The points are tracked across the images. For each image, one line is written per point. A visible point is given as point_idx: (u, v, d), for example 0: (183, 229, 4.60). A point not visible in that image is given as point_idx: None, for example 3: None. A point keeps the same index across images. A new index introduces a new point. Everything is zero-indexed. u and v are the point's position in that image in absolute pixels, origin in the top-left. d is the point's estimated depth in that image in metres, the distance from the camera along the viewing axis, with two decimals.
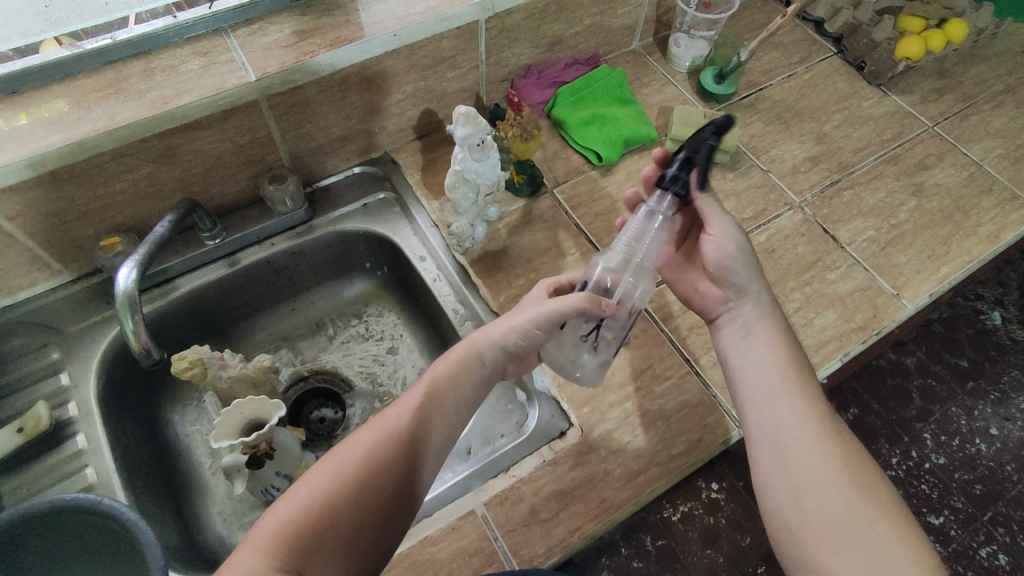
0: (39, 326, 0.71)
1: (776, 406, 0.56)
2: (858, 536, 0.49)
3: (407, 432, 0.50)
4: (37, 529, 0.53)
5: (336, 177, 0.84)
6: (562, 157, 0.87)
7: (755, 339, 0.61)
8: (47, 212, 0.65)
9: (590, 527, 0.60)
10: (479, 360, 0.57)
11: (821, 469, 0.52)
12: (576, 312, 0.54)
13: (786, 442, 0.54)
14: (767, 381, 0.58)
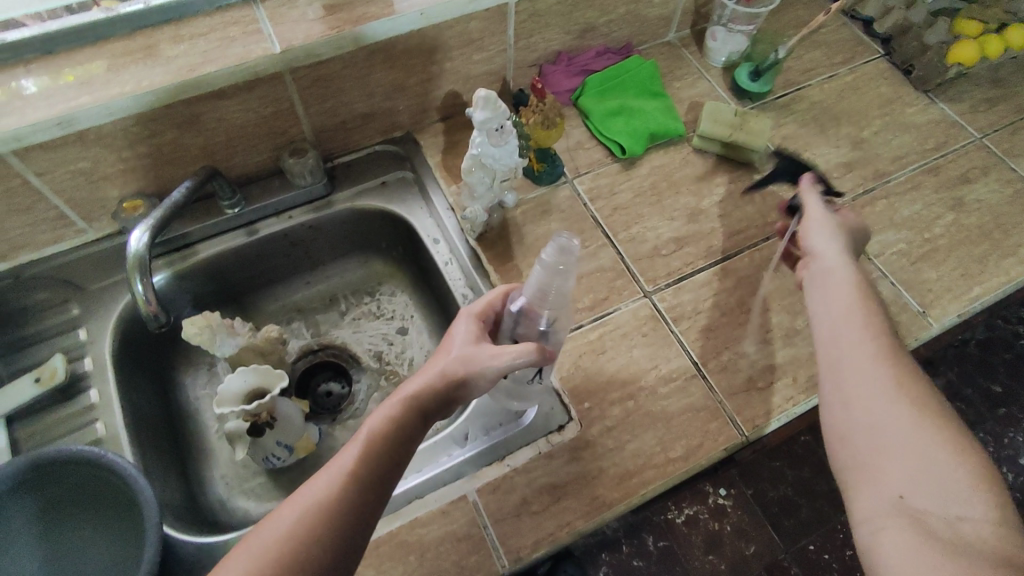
0: (62, 282, 0.74)
1: (850, 336, 0.52)
2: (919, 449, 0.45)
3: (342, 496, 0.45)
4: (43, 478, 0.56)
5: (357, 154, 0.84)
6: (586, 147, 0.85)
7: (833, 280, 0.57)
8: (74, 171, 0.67)
9: (580, 524, 0.60)
10: (426, 411, 0.51)
11: (886, 385, 0.48)
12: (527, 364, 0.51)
13: (846, 364, 0.51)
14: (845, 318, 0.53)
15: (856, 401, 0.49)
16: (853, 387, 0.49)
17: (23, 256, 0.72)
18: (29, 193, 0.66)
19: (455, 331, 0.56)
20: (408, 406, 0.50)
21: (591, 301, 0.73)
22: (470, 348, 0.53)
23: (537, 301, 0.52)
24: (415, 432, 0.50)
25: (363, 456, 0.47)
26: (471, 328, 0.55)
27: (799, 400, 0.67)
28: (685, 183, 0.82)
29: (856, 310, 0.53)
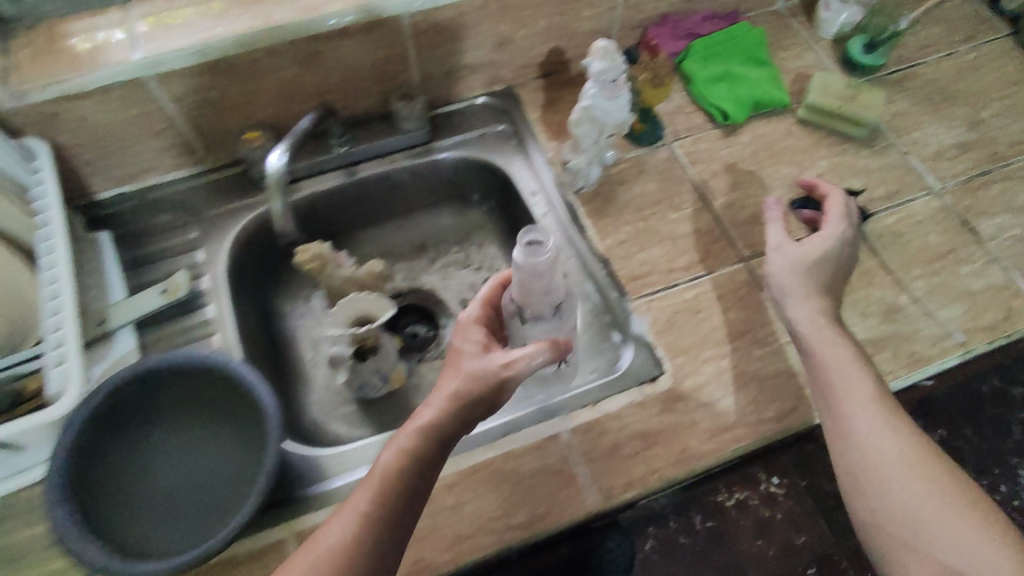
0: (181, 208, 0.78)
1: (858, 424, 0.56)
2: (958, 533, 0.50)
3: (349, 548, 0.48)
4: (169, 378, 0.59)
5: (458, 104, 0.85)
6: (686, 112, 0.84)
7: (830, 355, 0.60)
8: (204, 100, 0.71)
9: (671, 471, 0.62)
10: (438, 443, 0.52)
11: (908, 470, 0.53)
12: (542, 360, 0.55)
13: (867, 443, 0.55)
14: (844, 404, 0.57)
15: (883, 495, 0.53)
16: (873, 478, 0.54)
17: (148, 179, 0.77)
18: (162, 118, 0.71)
19: (458, 346, 0.57)
20: (421, 436, 0.51)
21: (688, 262, 0.74)
22: (479, 360, 0.54)
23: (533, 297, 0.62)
24: (435, 457, 0.52)
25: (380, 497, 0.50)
26: (473, 337, 0.57)
27: (899, 374, 0.66)
28: (788, 153, 0.80)
29: (868, 399, 0.57)
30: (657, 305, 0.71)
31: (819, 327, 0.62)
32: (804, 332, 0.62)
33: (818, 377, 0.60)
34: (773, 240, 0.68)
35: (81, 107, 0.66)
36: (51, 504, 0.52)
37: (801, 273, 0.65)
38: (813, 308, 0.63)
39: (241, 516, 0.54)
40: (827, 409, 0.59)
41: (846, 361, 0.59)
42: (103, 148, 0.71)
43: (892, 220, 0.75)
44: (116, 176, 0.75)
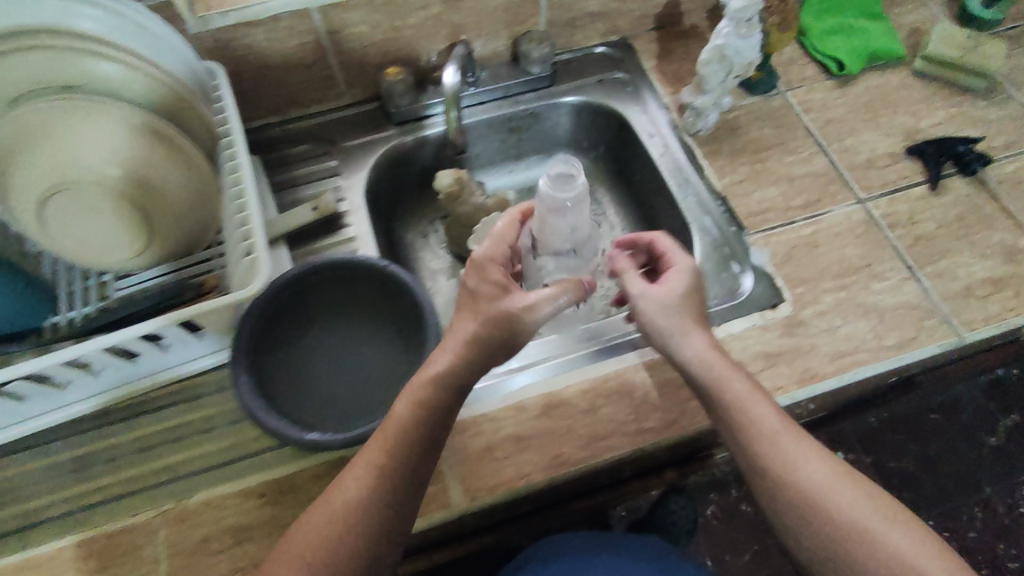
0: (320, 138, 0.84)
1: (778, 461, 0.54)
2: (856, 510, 0.51)
3: (361, 502, 0.52)
4: (336, 277, 0.69)
5: (576, 53, 0.90)
6: (799, 63, 0.86)
7: (725, 387, 0.57)
8: (355, 35, 0.76)
9: (794, 387, 0.66)
10: (454, 394, 0.56)
11: (802, 459, 0.54)
12: (566, 300, 0.59)
13: (764, 440, 0.55)
14: (761, 440, 0.55)
15: (811, 528, 0.52)
16: (799, 513, 0.52)
17: (291, 111, 0.84)
18: (317, 50, 0.77)
19: (482, 288, 0.58)
20: (435, 386, 0.55)
21: (804, 201, 0.76)
22: (512, 298, 0.58)
23: (555, 235, 0.64)
24: (449, 407, 0.56)
25: (389, 453, 0.53)
26: (495, 277, 0.58)
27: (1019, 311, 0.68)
28: (903, 104, 0.82)
29: (780, 433, 0.55)
30: (776, 240, 0.74)
31: (712, 359, 0.58)
32: (692, 370, 0.58)
33: (726, 413, 0.57)
34: (633, 286, 0.62)
35: (251, 36, 0.72)
36: (234, 375, 0.61)
37: (669, 315, 0.60)
38: (701, 339, 0.59)
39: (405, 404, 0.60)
40: (739, 445, 0.56)
41: (744, 396, 0.56)
42: (260, 78, 0.77)
43: (1009, 168, 0.77)
44: (264, 108, 0.82)
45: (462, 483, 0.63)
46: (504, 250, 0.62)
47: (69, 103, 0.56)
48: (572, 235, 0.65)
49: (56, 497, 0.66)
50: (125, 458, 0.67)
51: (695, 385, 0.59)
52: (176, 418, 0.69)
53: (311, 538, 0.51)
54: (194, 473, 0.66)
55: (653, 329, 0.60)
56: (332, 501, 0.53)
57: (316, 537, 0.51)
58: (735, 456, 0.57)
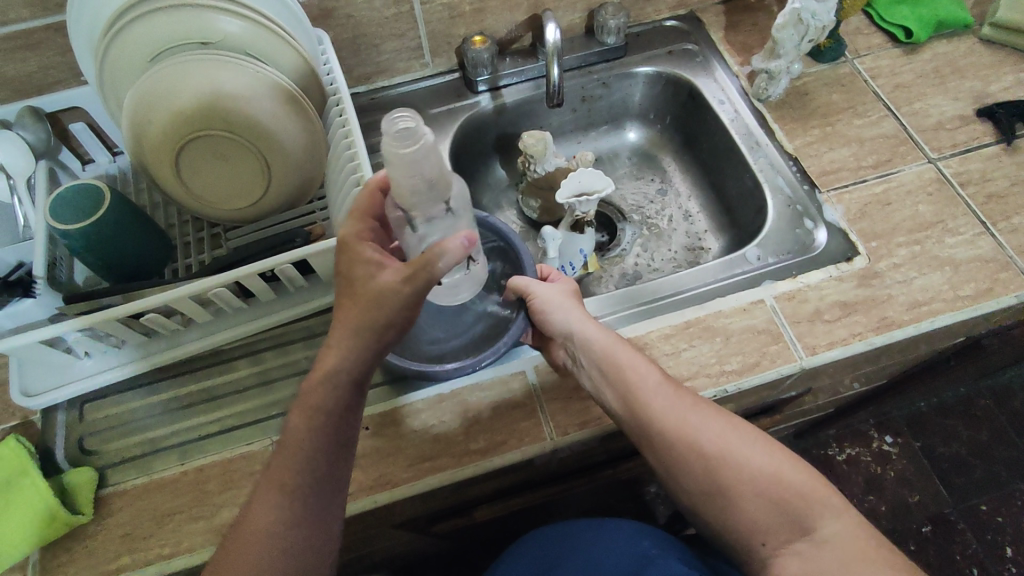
0: (405, 106, 0.89)
1: (660, 409, 0.60)
2: (729, 439, 0.60)
3: (274, 520, 0.53)
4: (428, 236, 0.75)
5: (646, 26, 0.94)
6: (865, 33, 0.89)
7: (601, 347, 0.63)
8: (444, 5, 0.81)
9: (872, 334, 0.68)
10: (344, 390, 0.54)
11: (682, 403, 0.60)
12: (447, 264, 0.50)
13: (647, 393, 0.61)
14: (638, 391, 0.61)
15: (686, 460, 0.60)
16: (677, 448, 0.60)
17: (377, 81, 0.89)
18: (409, 19, 0.82)
19: (355, 270, 0.53)
20: (326, 385, 0.54)
21: (875, 161, 0.79)
22: (387, 274, 0.52)
23: (404, 188, 0.49)
24: (344, 403, 0.55)
25: (288, 467, 0.54)
26: (365, 253, 0.53)
27: None
28: (971, 70, 0.84)
29: (654, 382, 0.61)
30: (849, 197, 0.77)
31: (598, 334, 0.64)
32: (576, 349, 0.64)
33: (608, 371, 0.62)
34: (525, 281, 0.67)
35: (352, 4, 0.77)
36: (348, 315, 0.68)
37: (559, 303, 0.66)
38: (586, 319, 0.65)
39: (508, 339, 0.66)
40: (614, 396, 0.62)
41: (619, 354, 0.62)
42: (355, 46, 0.83)
43: None
44: (354, 77, 0.88)
45: (553, 420, 0.66)
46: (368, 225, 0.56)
47: (175, 63, 0.62)
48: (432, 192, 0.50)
49: (175, 428, 0.71)
50: (235, 393, 0.72)
51: (575, 355, 0.64)
52: (281, 358, 0.74)
53: (237, 563, 0.52)
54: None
55: (545, 315, 0.66)
56: (247, 525, 0.54)
57: (241, 559, 0.52)
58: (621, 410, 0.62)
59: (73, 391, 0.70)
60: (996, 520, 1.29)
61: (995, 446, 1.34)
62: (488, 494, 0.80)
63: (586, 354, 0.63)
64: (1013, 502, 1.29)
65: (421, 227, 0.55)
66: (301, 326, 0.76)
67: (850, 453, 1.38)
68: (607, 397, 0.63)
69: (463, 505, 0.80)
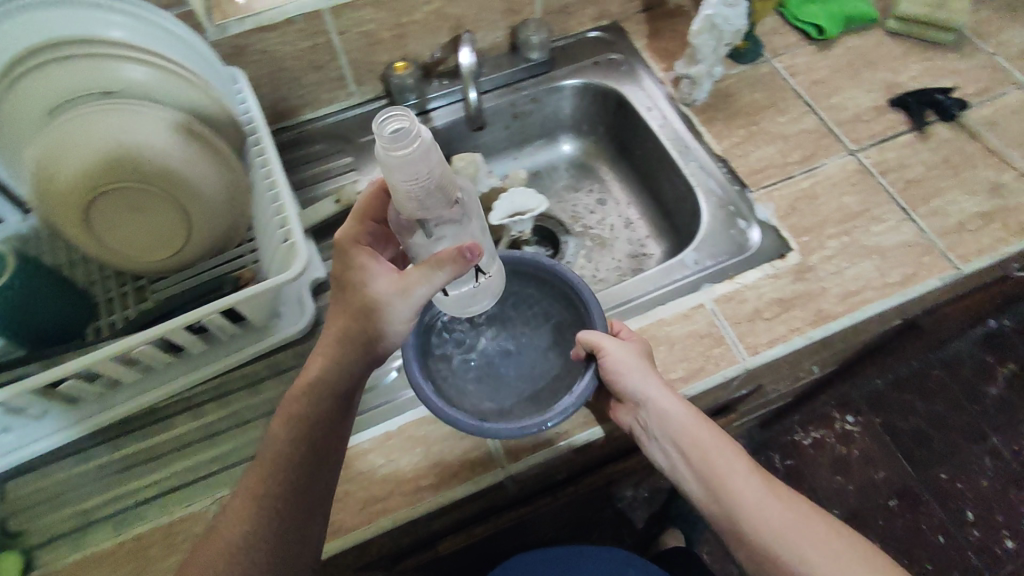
0: (335, 137, 0.88)
1: (751, 510, 0.61)
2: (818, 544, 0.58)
3: (246, 519, 0.55)
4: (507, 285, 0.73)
5: (571, 39, 0.94)
6: (780, 32, 0.92)
7: (686, 432, 0.62)
8: (363, 33, 0.80)
9: (810, 329, 0.68)
10: (324, 396, 0.56)
11: (766, 497, 0.61)
12: (445, 278, 0.50)
13: (730, 481, 0.62)
14: (727, 487, 0.62)
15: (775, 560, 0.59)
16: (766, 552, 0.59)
17: (304, 114, 0.88)
18: (328, 50, 0.81)
19: (349, 276, 0.55)
20: (308, 392, 0.56)
21: (800, 157, 0.81)
22: (382, 281, 0.54)
23: (401, 193, 0.45)
24: (325, 411, 0.56)
25: (271, 467, 0.56)
26: (360, 260, 0.55)
27: (1010, 241, 0.72)
28: (882, 61, 0.87)
29: (746, 482, 0.62)
30: (778, 195, 0.78)
31: (678, 412, 0.62)
32: (649, 421, 0.63)
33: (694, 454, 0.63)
34: (596, 337, 0.63)
35: (266, 40, 0.76)
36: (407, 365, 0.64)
37: (631, 368, 0.62)
38: (665, 391, 0.63)
39: (575, 399, 0.61)
40: (698, 484, 0.64)
41: (706, 441, 0.63)
42: (276, 81, 0.82)
43: (987, 111, 0.81)
44: (279, 112, 0.86)
45: (502, 446, 0.65)
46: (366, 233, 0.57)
47: (74, 115, 0.58)
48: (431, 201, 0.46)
49: (110, 496, 0.67)
50: (175, 451, 0.69)
51: (650, 428, 0.64)
52: (222, 409, 0.72)
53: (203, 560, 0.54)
54: (238, 461, 0.68)
55: (612, 375, 0.62)
56: (223, 524, 0.55)
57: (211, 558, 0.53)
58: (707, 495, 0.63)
59: (12, 461, 0.65)
60: (957, 487, 1.33)
61: (950, 416, 1.38)
62: (453, 524, 0.78)
63: (663, 431, 0.63)
64: (971, 469, 1.34)
65: (430, 233, 0.52)
66: (242, 373, 0.73)
67: (815, 436, 1.41)
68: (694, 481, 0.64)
69: (429, 539, 0.79)
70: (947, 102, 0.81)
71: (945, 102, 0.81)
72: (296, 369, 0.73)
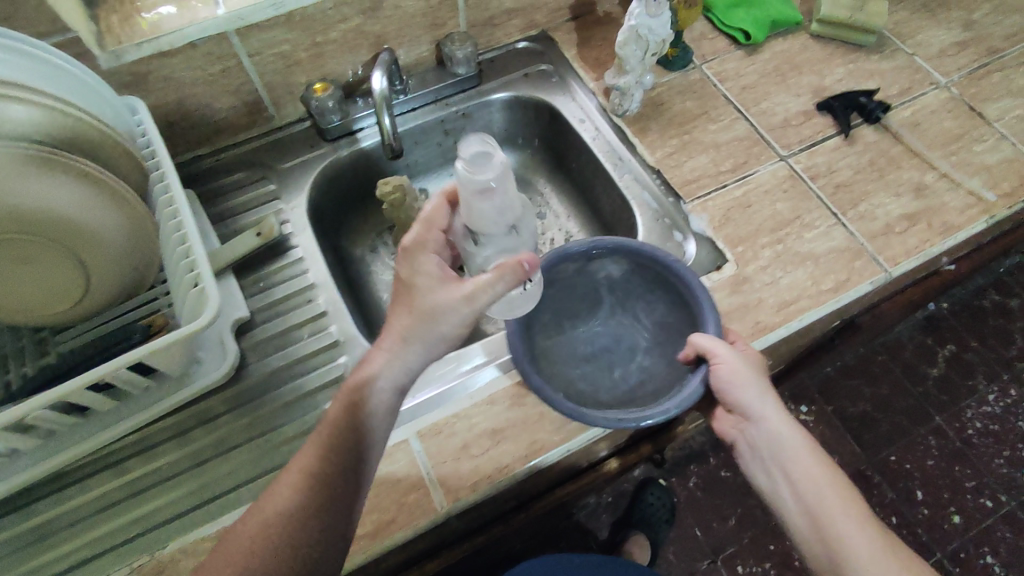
0: (255, 164, 0.84)
1: (852, 551, 0.58)
2: None
3: (296, 503, 0.52)
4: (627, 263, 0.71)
5: (500, 51, 0.92)
6: (709, 38, 0.92)
7: (795, 456, 0.63)
8: (276, 54, 0.76)
9: (748, 342, 0.68)
10: (381, 388, 0.55)
11: (864, 535, 0.58)
12: (503, 286, 0.52)
13: (826, 510, 0.60)
14: (831, 522, 0.60)
15: None
16: None
17: (221, 141, 0.83)
18: (240, 73, 0.76)
19: (416, 281, 0.56)
20: (365, 385, 0.55)
21: (732, 165, 0.80)
22: (443, 289, 0.55)
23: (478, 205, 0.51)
24: (381, 406, 0.55)
25: (323, 453, 0.53)
26: (427, 265, 0.56)
27: (936, 241, 0.73)
28: (807, 65, 0.88)
29: (855, 526, 0.59)
30: (712, 205, 0.78)
31: (789, 437, 0.64)
32: (756, 438, 0.66)
33: (792, 470, 0.63)
34: (712, 344, 0.62)
35: (169, 65, 0.71)
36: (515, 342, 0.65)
37: (746, 378, 0.63)
38: (777, 414, 0.65)
39: (678, 403, 0.62)
40: (798, 510, 0.62)
41: (818, 474, 0.62)
42: (186, 108, 0.77)
43: (908, 112, 0.83)
44: (192, 140, 0.81)
45: (442, 486, 0.62)
46: (433, 235, 0.57)
47: None
48: (504, 216, 0.53)
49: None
50: (84, 520, 0.63)
51: (754, 444, 0.67)
52: (139, 467, 0.66)
53: (244, 546, 0.51)
54: (157, 525, 0.62)
55: (724, 381, 0.63)
56: (269, 506, 0.53)
57: (254, 542, 0.51)
58: (800, 521, 0.62)
59: None
60: (906, 468, 1.37)
61: (896, 400, 1.42)
62: (403, 563, 0.75)
63: (767, 447, 0.65)
64: (917, 449, 1.37)
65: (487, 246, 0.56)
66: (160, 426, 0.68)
67: None
68: (791, 505, 0.63)
69: None
70: (869, 105, 0.82)
71: (869, 105, 0.82)
72: (223, 417, 0.68)
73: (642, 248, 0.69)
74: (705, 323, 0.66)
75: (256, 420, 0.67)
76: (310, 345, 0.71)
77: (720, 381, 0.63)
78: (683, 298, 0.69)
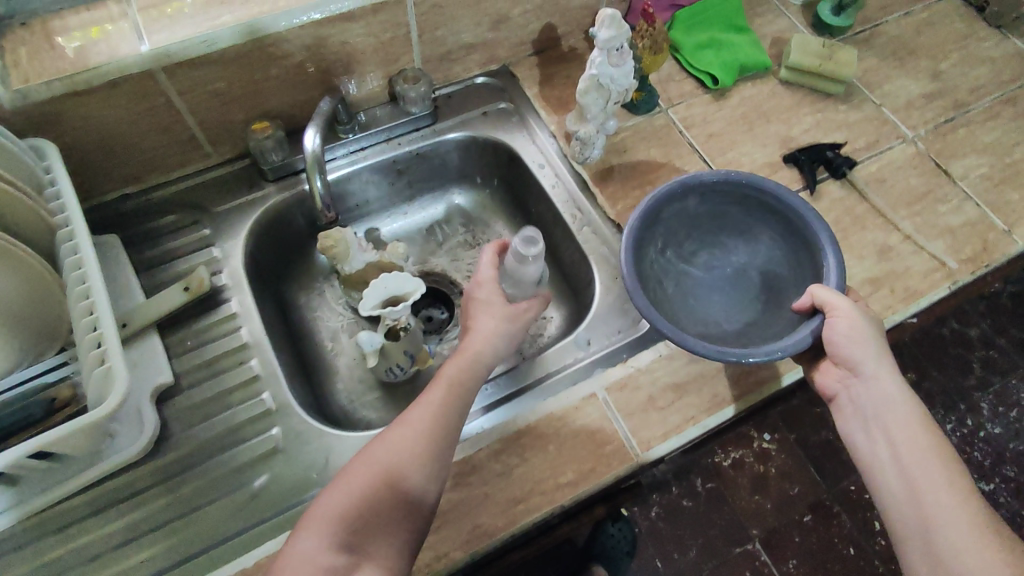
0: (188, 206, 0.78)
1: (950, 526, 0.53)
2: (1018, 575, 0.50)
3: (427, 426, 0.57)
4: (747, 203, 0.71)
5: (456, 86, 0.87)
6: (676, 80, 0.88)
7: (902, 423, 0.58)
8: (210, 91, 0.70)
9: (704, 417, 0.65)
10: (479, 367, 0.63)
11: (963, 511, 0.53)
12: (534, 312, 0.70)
13: (922, 480, 0.55)
14: (930, 491, 0.55)
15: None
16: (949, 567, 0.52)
17: (152, 179, 0.77)
18: (169, 111, 0.70)
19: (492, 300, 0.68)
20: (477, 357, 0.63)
21: None
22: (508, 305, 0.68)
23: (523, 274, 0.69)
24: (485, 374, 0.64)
25: (448, 394, 0.60)
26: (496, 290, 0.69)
27: (898, 308, 0.71)
28: (774, 113, 0.85)
29: (956, 502, 0.54)
30: (673, 263, 0.75)
31: (901, 402, 0.59)
32: (862, 397, 0.61)
33: (897, 434, 0.58)
34: (830, 297, 0.61)
35: (85, 104, 0.64)
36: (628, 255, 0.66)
37: (863, 337, 0.60)
38: (893, 377, 0.60)
39: (783, 346, 0.61)
40: (895, 476, 0.57)
41: (926, 445, 0.57)
42: (109, 146, 0.70)
43: (874, 167, 0.81)
44: (117, 178, 0.74)
45: None
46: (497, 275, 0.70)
47: None
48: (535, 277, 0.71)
49: None
50: None
51: (858, 405, 0.61)
52: (38, 555, 0.58)
53: (380, 455, 0.55)
54: None
55: (840, 335, 0.61)
56: (399, 429, 0.57)
57: (388, 455, 0.55)
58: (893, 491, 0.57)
59: None
60: None
61: None
62: None
63: (874, 406, 0.60)
64: None
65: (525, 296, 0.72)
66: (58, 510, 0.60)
67: (735, 457, 1.28)
68: (887, 470, 0.58)
69: None
70: (833, 160, 0.80)
71: (834, 160, 0.80)
72: (137, 495, 0.61)
73: (772, 188, 0.68)
74: (830, 272, 0.65)
75: (178, 499, 0.61)
76: (240, 414, 0.66)
77: (841, 330, 0.60)
78: (808, 243, 0.68)
